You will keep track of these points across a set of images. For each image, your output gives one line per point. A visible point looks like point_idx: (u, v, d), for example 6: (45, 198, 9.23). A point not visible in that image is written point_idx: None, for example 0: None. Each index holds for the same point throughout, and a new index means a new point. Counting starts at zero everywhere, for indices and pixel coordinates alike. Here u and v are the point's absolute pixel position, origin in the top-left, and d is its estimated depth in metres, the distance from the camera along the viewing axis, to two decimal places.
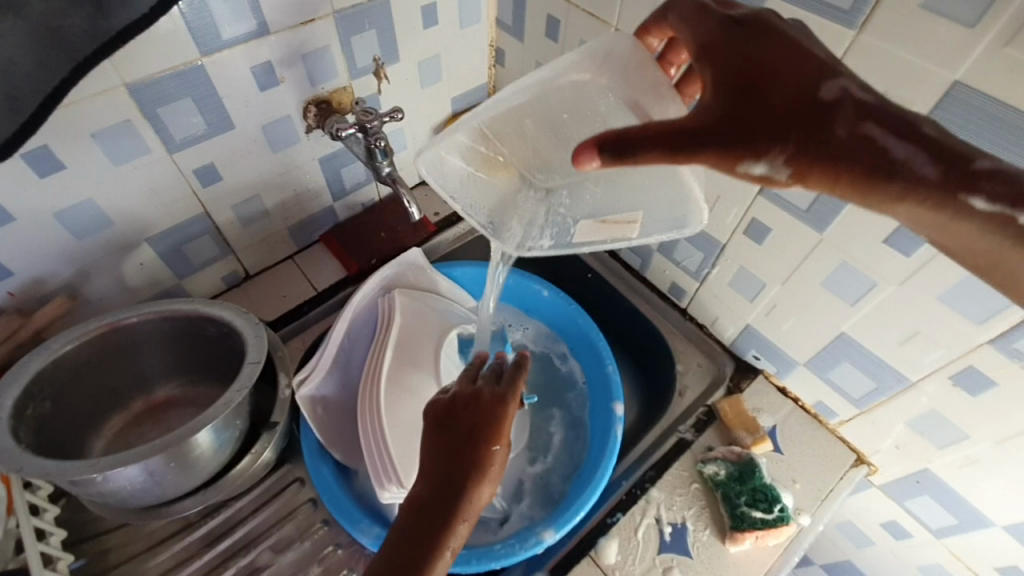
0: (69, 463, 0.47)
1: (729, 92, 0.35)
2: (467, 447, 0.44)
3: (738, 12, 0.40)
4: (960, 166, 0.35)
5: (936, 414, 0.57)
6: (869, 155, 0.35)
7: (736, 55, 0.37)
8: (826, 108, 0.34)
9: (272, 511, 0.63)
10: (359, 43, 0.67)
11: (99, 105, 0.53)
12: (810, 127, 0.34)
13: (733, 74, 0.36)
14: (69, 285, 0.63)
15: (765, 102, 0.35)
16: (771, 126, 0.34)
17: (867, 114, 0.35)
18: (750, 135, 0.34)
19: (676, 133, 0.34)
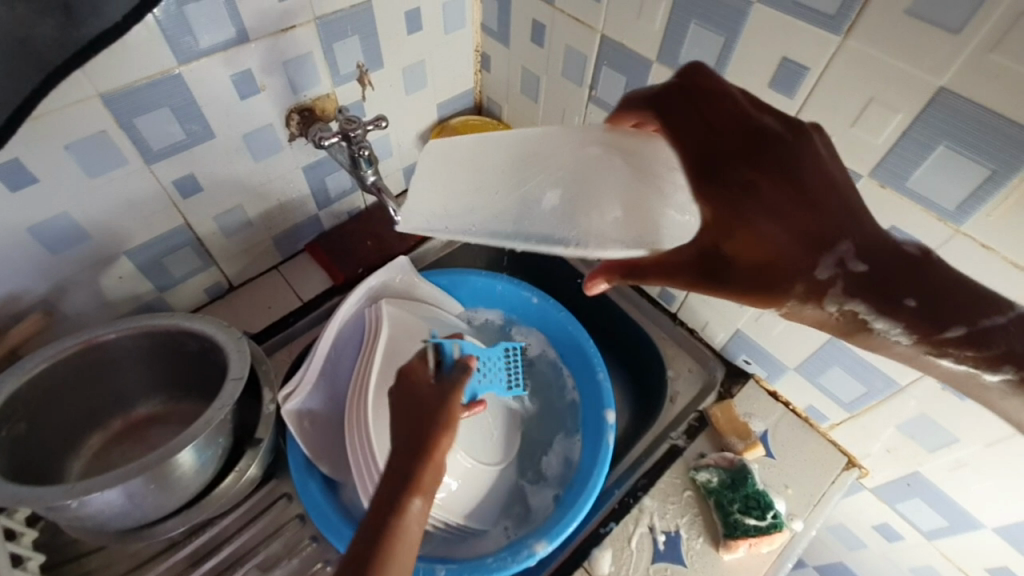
0: (45, 488, 0.45)
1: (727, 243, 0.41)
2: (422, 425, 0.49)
3: (744, 132, 0.41)
4: (934, 330, 0.38)
5: (926, 418, 0.57)
6: (851, 320, 0.40)
7: (735, 202, 0.40)
8: (817, 278, 0.39)
9: (258, 528, 0.61)
10: (341, 50, 0.66)
11: (73, 116, 0.52)
12: (801, 284, 0.40)
13: (730, 226, 0.40)
14: (45, 301, 0.62)
15: (760, 266, 0.40)
16: (763, 285, 0.41)
17: (860, 288, 0.38)
18: (742, 288, 0.41)
19: (672, 280, 0.42)
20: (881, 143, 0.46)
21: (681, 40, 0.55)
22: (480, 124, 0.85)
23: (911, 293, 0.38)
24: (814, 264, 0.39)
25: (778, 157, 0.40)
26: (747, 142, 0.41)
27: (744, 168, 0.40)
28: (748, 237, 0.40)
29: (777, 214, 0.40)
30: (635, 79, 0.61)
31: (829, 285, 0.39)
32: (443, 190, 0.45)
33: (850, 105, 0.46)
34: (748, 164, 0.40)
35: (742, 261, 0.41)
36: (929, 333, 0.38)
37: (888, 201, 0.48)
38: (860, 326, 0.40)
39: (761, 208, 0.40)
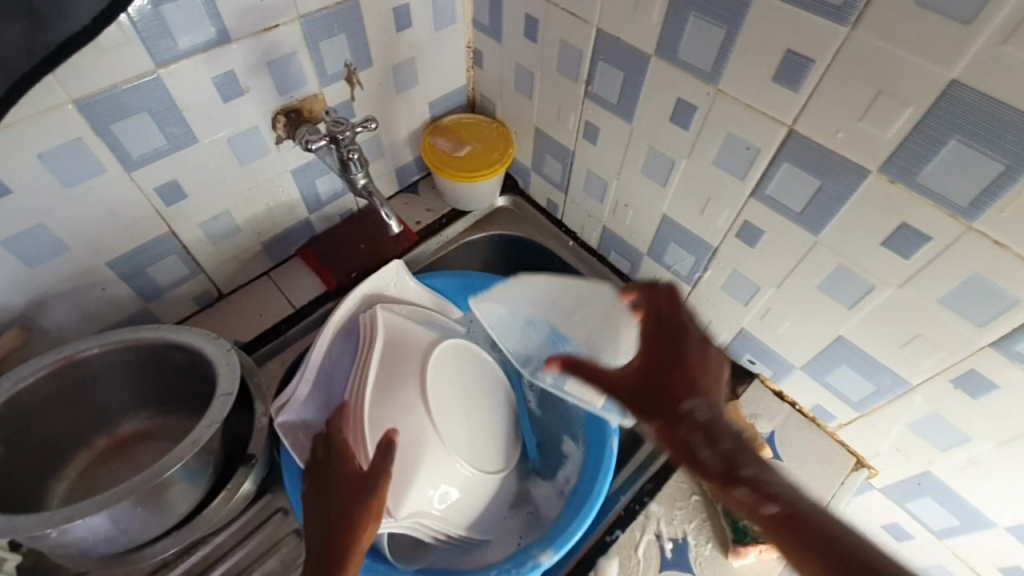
0: (25, 517, 0.44)
1: (643, 372, 0.51)
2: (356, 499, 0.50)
3: (688, 321, 0.53)
4: (743, 463, 0.45)
5: (937, 417, 0.56)
6: (701, 441, 0.47)
7: (659, 352, 0.52)
8: (683, 410, 0.48)
9: (254, 545, 0.60)
10: (328, 49, 0.64)
11: (44, 125, 0.49)
12: (673, 413, 0.48)
13: (650, 365, 0.51)
14: (24, 317, 0.59)
15: (644, 385, 0.50)
16: (649, 405, 0.49)
17: (712, 423, 0.48)
18: (638, 401, 0.50)
19: (589, 382, 0.52)
20: (890, 137, 0.44)
21: (679, 32, 0.53)
22: (473, 123, 0.83)
23: (743, 458, 0.45)
24: (680, 404, 0.48)
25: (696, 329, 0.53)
26: (679, 324, 0.53)
27: (675, 335, 0.52)
28: (649, 373, 0.51)
29: (679, 365, 0.50)
30: (632, 73, 0.59)
31: (685, 419, 0.48)
32: (507, 296, 0.65)
33: (857, 97, 0.45)
34: (680, 326, 0.53)
35: (636, 379, 0.51)
36: (733, 473, 0.45)
37: (899, 197, 0.46)
38: (694, 458, 0.47)
39: (676, 361, 0.51)
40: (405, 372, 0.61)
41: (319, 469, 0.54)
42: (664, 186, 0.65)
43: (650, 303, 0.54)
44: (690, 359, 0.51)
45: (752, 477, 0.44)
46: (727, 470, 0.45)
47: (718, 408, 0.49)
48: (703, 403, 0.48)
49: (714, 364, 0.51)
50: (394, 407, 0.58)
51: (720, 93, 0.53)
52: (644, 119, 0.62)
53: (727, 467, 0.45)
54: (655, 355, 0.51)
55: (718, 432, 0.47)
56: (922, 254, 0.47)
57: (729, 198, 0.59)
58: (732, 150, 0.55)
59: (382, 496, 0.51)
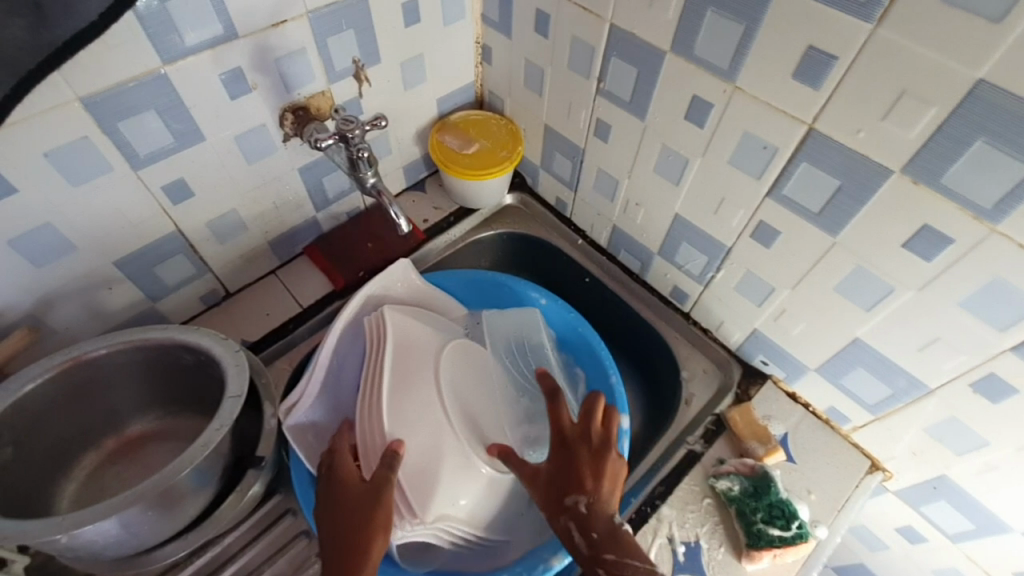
0: (34, 522, 0.43)
1: (545, 471, 0.54)
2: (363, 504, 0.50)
3: (591, 423, 0.56)
4: (605, 551, 0.47)
5: (956, 420, 0.55)
6: (579, 531, 0.49)
7: (558, 451, 0.55)
8: (565, 504, 0.51)
9: (263, 546, 0.59)
10: (336, 45, 0.63)
11: (50, 123, 0.49)
12: (558, 506, 0.51)
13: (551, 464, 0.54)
14: (31, 316, 0.59)
15: (547, 479, 0.54)
16: (547, 500, 0.52)
17: (590, 518, 0.49)
18: (540, 496, 0.53)
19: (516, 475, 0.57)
20: (914, 138, 0.43)
21: (696, 28, 0.51)
22: (481, 120, 0.82)
23: (604, 544, 0.47)
24: (563, 498, 0.51)
25: (594, 433, 0.55)
26: (581, 425, 0.56)
27: (575, 437, 0.55)
28: (549, 473, 0.54)
29: (569, 463, 0.53)
30: (647, 70, 0.58)
31: (567, 511, 0.50)
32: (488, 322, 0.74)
33: (880, 96, 0.43)
34: (575, 424, 0.57)
35: (538, 473, 0.55)
36: (596, 556, 0.47)
37: (921, 198, 0.45)
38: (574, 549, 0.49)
39: (568, 462, 0.53)
40: (419, 373, 0.60)
41: (330, 473, 0.54)
42: (677, 185, 0.64)
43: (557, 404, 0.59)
44: (576, 454, 0.54)
45: (611, 561, 0.46)
46: (592, 554, 0.47)
47: (599, 505, 0.50)
48: (582, 494, 0.51)
49: (604, 463, 0.53)
50: (410, 406, 0.58)
51: (737, 90, 0.52)
52: (658, 117, 0.61)
53: (592, 555, 0.47)
54: (557, 456, 0.55)
55: (594, 522, 0.49)
56: (944, 257, 0.46)
57: (745, 198, 0.58)
58: (749, 149, 0.54)
59: (387, 505, 0.50)
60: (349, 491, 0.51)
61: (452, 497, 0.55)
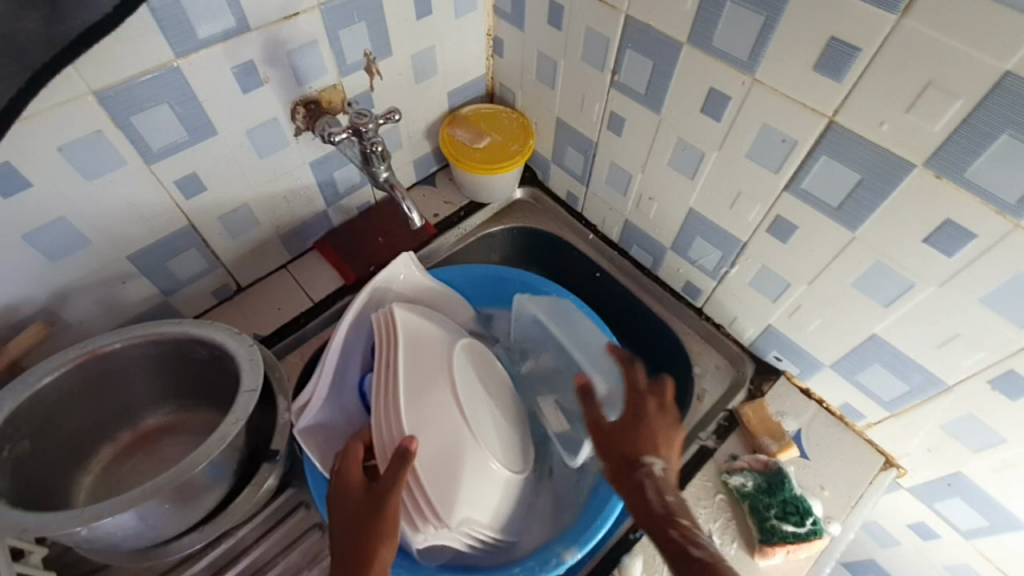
0: (53, 515, 0.44)
1: (627, 426, 0.56)
2: (372, 509, 0.50)
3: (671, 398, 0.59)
4: (678, 514, 0.51)
5: (973, 417, 0.54)
6: (653, 489, 0.52)
7: (638, 415, 0.57)
8: (640, 465, 0.54)
9: (277, 539, 0.59)
10: (348, 38, 0.62)
11: (65, 117, 0.48)
12: (633, 464, 0.54)
13: (632, 421, 0.57)
14: (47, 310, 0.59)
15: (621, 434, 0.56)
16: (622, 454, 0.55)
17: (665, 486, 0.53)
18: (614, 446, 0.56)
19: (588, 414, 0.59)
20: (938, 131, 0.42)
21: (715, 20, 0.51)
22: (492, 113, 0.82)
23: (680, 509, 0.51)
24: (642, 457, 0.54)
25: (669, 406, 0.58)
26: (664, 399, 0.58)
27: (659, 405, 0.58)
28: (632, 430, 0.56)
29: (650, 431, 0.56)
30: (663, 62, 0.58)
31: (644, 469, 0.53)
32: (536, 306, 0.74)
33: (904, 89, 0.43)
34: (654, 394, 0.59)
35: (618, 432, 0.56)
36: (668, 517, 0.50)
37: (943, 192, 0.45)
38: (641, 505, 0.52)
39: (651, 428, 0.56)
40: (431, 375, 0.59)
41: (341, 477, 0.53)
42: (692, 178, 0.64)
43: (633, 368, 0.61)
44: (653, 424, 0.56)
45: (685, 525, 0.50)
46: (665, 514, 0.50)
47: (672, 473, 0.54)
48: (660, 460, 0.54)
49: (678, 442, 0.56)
50: (426, 409, 0.57)
51: (757, 83, 0.51)
52: (674, 110, 0.60)
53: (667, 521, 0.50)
54: (636, 418, 0.57)
55: (666, 488, 0.53)
56: (966, 252, 0.46)
57: (762, 192, 0.57)
58: (766, 143, 0.54)
59: (393, 511, 0.50)
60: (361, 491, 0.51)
61: (472, 501, 0.55)
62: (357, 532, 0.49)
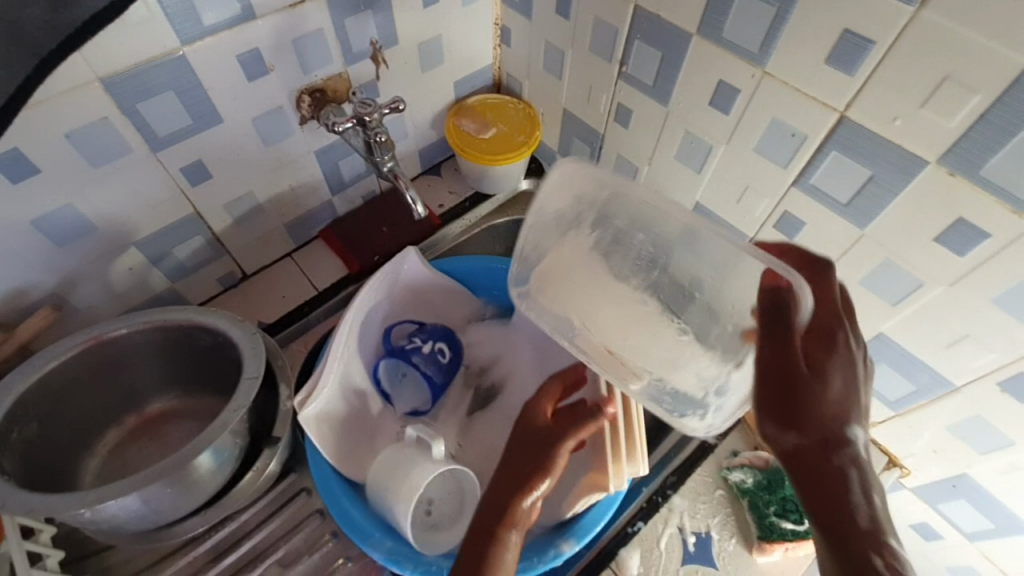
0: (59, 497, 0.45)
1: (818, 370, 0.41)
2: (544, 449, 0.51)
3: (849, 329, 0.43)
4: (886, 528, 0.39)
5: (981, 419, 0.54)
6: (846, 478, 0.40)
7: (824, 351, 0.42)
8: (843, 439, 0.40)
9: (279, 523, 0.60)
10: (354, 25, 0.62)
11: (72, 104, 0.49)
12: (837, 434, 0.40)
13: (816, 359, 0.41)
14: (55, 295, 0.60)
15: (809, 380, 0.40)
16: (820, 414, 0.40)
17: (863, 471, 0.40)
18: (802, 400, 0.40)
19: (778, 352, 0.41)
20: (954, 127, 0.41)
21: (725, 10, 0.50)
22: (499, 103, 0.81)
23: (877, 494, 0.41)
24: (837, 429, 0.40)
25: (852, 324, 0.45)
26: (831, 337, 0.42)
27: (839, 341, 0.42)
28: (818, 361, 0.41)
29: (846, 381, 0.41)
30: (672, 52, 0.57)
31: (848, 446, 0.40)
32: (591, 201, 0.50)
33: (919, 83, 0.42)
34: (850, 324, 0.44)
35: (824, 392, 0.40)
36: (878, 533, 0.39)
37: (958, 190, 0.43)
38: (833, 503, 0.40)
39: (846, 373, 0.41)
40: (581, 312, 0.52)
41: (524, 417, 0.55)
42: (699, 172, 0.63)
43: (829, 280, 0.45)
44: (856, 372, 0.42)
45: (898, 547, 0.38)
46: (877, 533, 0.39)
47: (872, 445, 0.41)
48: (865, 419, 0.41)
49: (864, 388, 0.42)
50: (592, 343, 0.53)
51: (767, 75, 0.50)
52: (682, 102, 0.59)
53: (874, 527, 0.39)
54: (816, 353, 0.42)
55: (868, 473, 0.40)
56: (978, 252, 0.45)
57: (771, 186, 0.56)
58: (777, 136, 0.53)
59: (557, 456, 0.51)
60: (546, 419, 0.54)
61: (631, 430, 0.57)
62: (513, 478, 0.50)
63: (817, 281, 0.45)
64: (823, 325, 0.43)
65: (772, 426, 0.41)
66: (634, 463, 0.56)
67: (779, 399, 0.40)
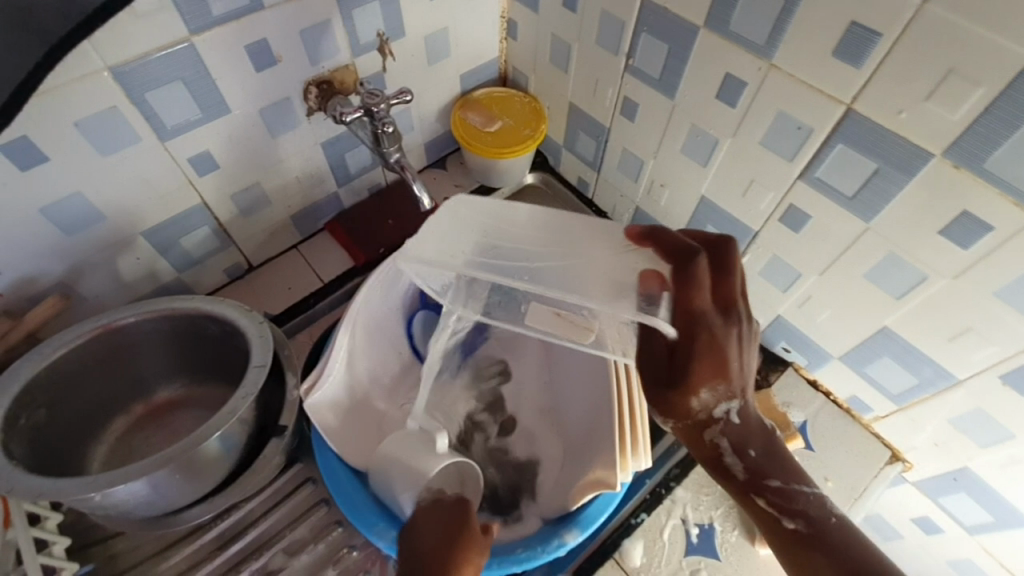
0: (67, 481, 0.45)
1: (678, 370, 0.47)
2: None
3: (722, 317, 0.46)
4: (760, 477, 0.50)
5: (982, 413, 0.54)
6: (719, 444, 0.50)
7: (682, 354, 0.46)
8: (709, 416, 0.49)
9: (284, 512, 0.61)
10: (361, 17, 0.62)
11: (81, 93, 0.49)
12: (702, 414, 0.49)
13: (676, 363, 0.47)
14: (63, 284, 0.60)
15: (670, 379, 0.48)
16: (685, 403, 0.49)
17: (734, 433, 0.49)
18: (666, 396, 0.49)
19: (645, 353, 0.50)
20: (958, 120, 0.42)
21: (732, 3, 0.50)
22: (505, 97, 0.81)
23: (755, 445, 0.50)
24: (700, 411, 0.49)
25: (734, 308, 0.46)
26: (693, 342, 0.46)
27: (700, 341, 0.46)
28: (678, 364, 0.47)
29: (707, 373, 0.47)
30: (679, 45, 0.57)
31: (711, 420, 0.49)
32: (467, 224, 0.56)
33: (925, 75, 0.42)
34: (718, 315, 0.46)
35: (689, 395, 0.48)
36: (752, 480, 0.50)
37: (962, 182, 0.44)
38: (712, 461, 0.51)
39: (710, 364, 0.46)
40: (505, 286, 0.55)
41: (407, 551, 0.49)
42: (704, 166, 0.63)
43: (701, 271, 0.47)
44: (723, 360, 0.46)
45: (775, 487, 0.49)
46: (751, 480, 0.50)
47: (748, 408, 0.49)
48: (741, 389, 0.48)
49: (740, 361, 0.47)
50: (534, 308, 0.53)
51: (774, 68, 0.50)
52: (689, 95, 0.59)
53: (752, 475, 0.50)
54: (677, 356, 0.47)
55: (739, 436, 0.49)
56: (981, 245, 0.45)
57: (776, 180, 0.56)
58: (783, 130, 0.53)
59: None
60: (456, 551, 0.47)
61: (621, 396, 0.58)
62: None
63: (688, 290, 0.46)
64: (686, 328, 0.46)
65: (656, 415, 0.51)
66: (638, 458, 0.55)
67: (653, 395, 0.50)
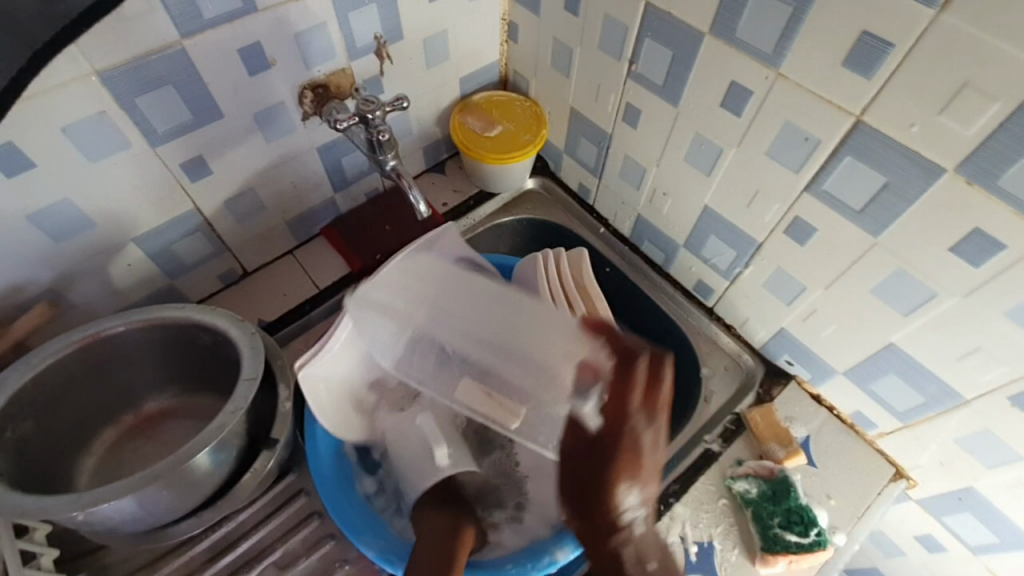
0: (51, 499, 0.44)
1: (596, 453, 0.45)
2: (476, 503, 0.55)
3: (648, 417, 0.46)
4: None
5: (991, 433, 0.53)
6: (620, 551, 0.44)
7: (603, 437, 0.45)
8: (616, 518, 0.44)
9: (277, 524, 0.59)
10: (358, 20, 0.61)
11: (68, 98, 0.48)
12: (608, 513, 0.44)
13: (597, 445, 0.45)
14: (52, 291, 0.59)
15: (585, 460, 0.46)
16: (592, 493, 0.45)
17: (634, 546, 0.44)
18: (578, 478, 0.46)
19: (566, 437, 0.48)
20: (973, 135, 0.40)
21: (739, 10, 0.48)
22: (505, 101, 0.80)
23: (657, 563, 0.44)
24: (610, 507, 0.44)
25: (660, 410, 0.46)
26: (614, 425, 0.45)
27: (622, 428, 0.45)
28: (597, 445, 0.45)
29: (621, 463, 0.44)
30: (684, 51, 0.55)
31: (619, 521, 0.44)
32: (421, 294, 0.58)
33: (938, 89, 0.40)
34: (646, 417, 0.46)
35: (601, 484, 0.44)
36: None
37: (975, 199, 0.42)
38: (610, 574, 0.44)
39: (624, 455, 0.44)
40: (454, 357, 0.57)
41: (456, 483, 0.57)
42: (708, 174, 0.61)
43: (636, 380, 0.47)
44: (640, 452, 0.45)
45: None
46: None
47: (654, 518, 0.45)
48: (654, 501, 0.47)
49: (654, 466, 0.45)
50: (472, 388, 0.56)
51: (781, 78, 0.49)
52: (693, 103, 0.58)
53: None
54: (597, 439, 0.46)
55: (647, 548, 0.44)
56: (993, 264, 0.44)
57: (781, 191, 0.55)
58: (789, 140, 0.51)
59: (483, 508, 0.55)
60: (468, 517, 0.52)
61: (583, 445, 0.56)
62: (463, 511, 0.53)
63: (619, 396, 0.46)
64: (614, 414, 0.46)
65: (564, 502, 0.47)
66: None
67: (567, 479, 0.46)
